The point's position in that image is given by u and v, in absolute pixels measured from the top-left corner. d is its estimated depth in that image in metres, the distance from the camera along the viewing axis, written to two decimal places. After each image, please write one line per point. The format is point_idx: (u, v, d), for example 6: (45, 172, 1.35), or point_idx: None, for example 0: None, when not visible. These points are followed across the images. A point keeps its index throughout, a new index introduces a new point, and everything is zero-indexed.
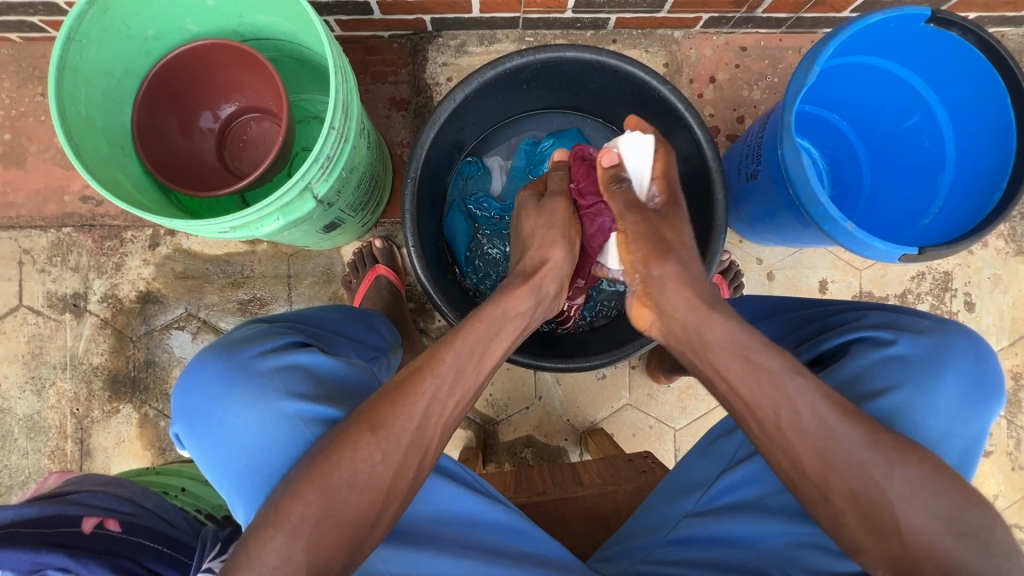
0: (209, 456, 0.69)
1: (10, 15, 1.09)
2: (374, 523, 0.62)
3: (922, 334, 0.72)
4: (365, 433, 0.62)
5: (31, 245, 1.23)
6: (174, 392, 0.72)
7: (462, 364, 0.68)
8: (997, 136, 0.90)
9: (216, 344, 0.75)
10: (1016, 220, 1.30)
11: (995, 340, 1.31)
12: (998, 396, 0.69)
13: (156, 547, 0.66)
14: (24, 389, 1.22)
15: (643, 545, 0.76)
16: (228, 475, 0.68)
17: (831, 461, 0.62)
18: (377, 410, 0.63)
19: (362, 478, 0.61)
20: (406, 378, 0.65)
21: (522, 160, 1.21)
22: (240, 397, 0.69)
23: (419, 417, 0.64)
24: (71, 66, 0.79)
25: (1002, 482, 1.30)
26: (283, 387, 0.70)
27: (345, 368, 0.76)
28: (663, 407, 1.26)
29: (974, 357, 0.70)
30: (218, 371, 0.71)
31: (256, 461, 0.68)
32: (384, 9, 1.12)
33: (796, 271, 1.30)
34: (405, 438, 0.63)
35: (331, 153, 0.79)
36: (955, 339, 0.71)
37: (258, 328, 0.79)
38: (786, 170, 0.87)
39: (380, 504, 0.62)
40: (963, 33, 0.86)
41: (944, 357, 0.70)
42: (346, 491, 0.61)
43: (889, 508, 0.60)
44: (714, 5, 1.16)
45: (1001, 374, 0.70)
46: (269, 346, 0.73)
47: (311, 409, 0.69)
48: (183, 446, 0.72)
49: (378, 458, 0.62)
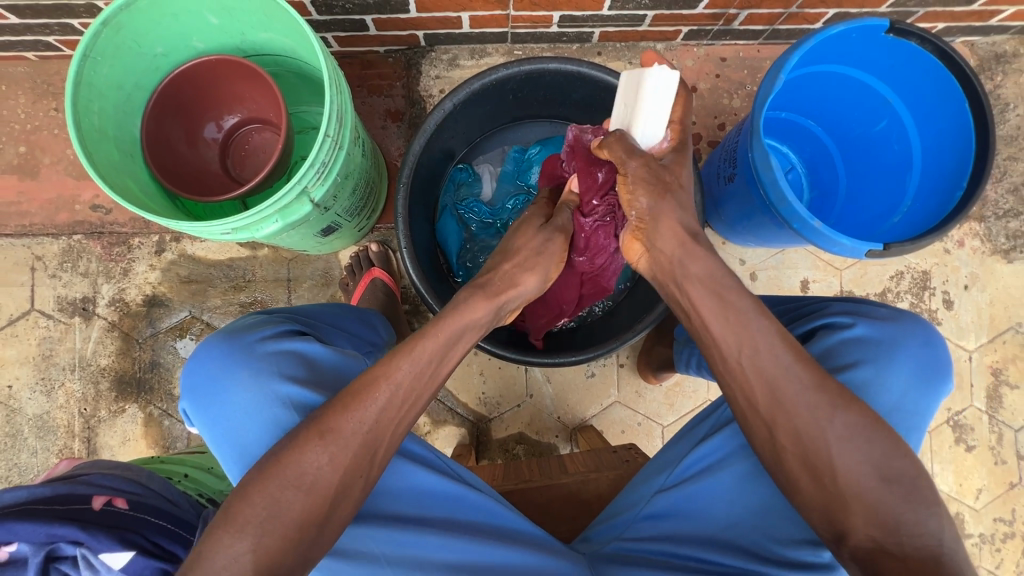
0: (210, 433, 0.74)
1: (27, 35, 1.16)
2: (324, 523, 0.65)
3: (879, 321, 0.77)
4: (313, 437, 0.66)
5: (43, 252, 1.28)
6: (182, 372, 0.77)
7: (419, 374, 0.72)
8: (958, 137, 0.95)
9: (222, 331, 0.80)
10: (990, 220, 1.35)
11: (973, 337, 1.34)
12: (946, 378, 0.74)
13: (160, 523, 0.70)
14: (33, 390, 1.27)
15: (620, 522, 0.80)
16: (226, 453, 0.74)
17: (795, 437, 0.66)
18: (329, 414, 0.68)
19: (308, 479, 0.65)
20: (360, 385, 0.69)
21: (511, 167, 1.27)
22: (239, 378, 0.74)
23: (369, 421, 0.68)
24: (86, 81, 0.85)
25: (985, 477, 1.33)
26: (279, 371, 0.74)
27: (337, 360, 0.80)
28: (651, 404, 1.30)
29: (923, 341, 0.75)
30: (222, 354, 0.76)
31: (251, 441, 0.72)
32: (378, 26, 1.19)
33: (778, 272, 1.34)
34: (353, 441, 0.67)
35: (326, 160, 0.84)
36: (907, 326, 0.76)
37: (259, 317, 0.84)
38: (757, 172, 0.92)
39: (327, 507, 0.66)
40: (921, 42, 0.92)
41: (896, 342, 0.74)
42: (292, 493, 0.64)
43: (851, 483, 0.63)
44: (692, 19, 1.22)
45: (947, 358, 0.75)
46: (268, 332, 0.79)
47: (303, 394, 0.73)
48: (189, 422, 0.77)
49: (325, 461, 0.65)
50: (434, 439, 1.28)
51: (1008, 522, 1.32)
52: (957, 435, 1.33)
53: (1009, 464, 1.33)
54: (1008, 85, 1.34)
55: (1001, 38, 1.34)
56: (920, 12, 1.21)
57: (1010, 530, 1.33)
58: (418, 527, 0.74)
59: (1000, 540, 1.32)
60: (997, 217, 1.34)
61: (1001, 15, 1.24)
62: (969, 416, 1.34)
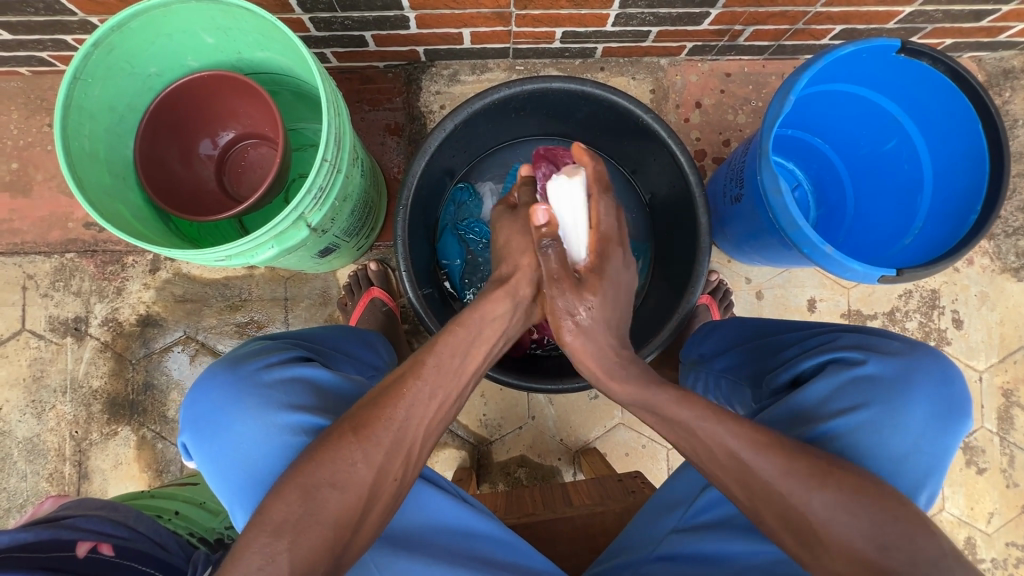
0: (213, 468, 0.70)
1: (20, 50, 1.14)
2: (356, 526, 0.63)
3: (891, 355, 0.75)
4: (347, 433, 0.64)
5: (35, 270, 1.26)
6: (184, 404, 0.74)
7: (443, 372, 0.70)
8: (971, 160, 0.93)
9: (224, 359, 0.78)
10: (1000, 238, 1.32)
11: (984, 357, 1.32)
12: (965, 416, 0.71)
13: (147, 570, 0.68)
14: (24, 413, 1.24)
15: (629, 562, 0.77)
16: (232, 487, 0.70)
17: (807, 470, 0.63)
18: (361, 413, 0.66)
19: (342, 477, 0.62)
20: (391, 387, 0.68)
21: (512, 185, 1.23)
22: (244, 409, 0.71)
23: (400, 420, 0.66)
24: (77, 104, 0.82)
25: (997, 499, 1.30)
26: (285, 402, 0.71)
27: (345, 386, 0.77)
28: (655, 426, 1.27)
29: (941, 377, 0.73)
30: (226, 384, 0.73)
31: (260, 473, 0.69)
32: (378, 41, 1.17)
33: (784, 290, 1.32)
34: (385, 437, 0.65)
35: (324, 184, 0.82)
36: (922, 361, 0.74)
37: (263, 343, 0.81)
38: (766, 196, 0.90)
39: (361, 508, 0.63)
40: (933, 62, 0.89)
41: (911, 378, 0.72)
42: (326, 491, 0.62)
43: (862, 519, 0.61)
44: (697, 35, 1.20)
45: (966, 395, 0.73)
46: (275, 359, 0.76)
47: (311, 423, 0.70)
48: (190, 455, 0.75)
49: (359, 459, 0.63)
50: (433, 462, 1.25)
51: (1021, 547, 1.29)
52: (968, 457, 1.31)
53: (1021, 486, 1.30)
54: (1016, 101, 1.32)
55: (1009, 54, 1.32)
56: (928, 29, 1.19)
57: None
58: (430, 558, 0.71)
59: (1013, 565, 1.29)
60: (1007, 235, 1.32)
61: (1009, 31, 1.22)
62: (980, 438, 1.31)
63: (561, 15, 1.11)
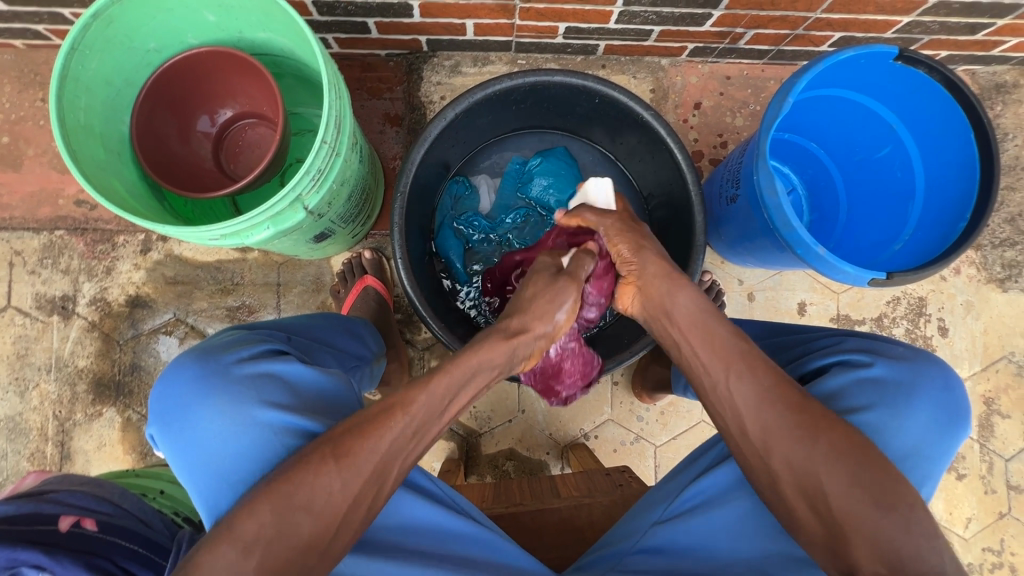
0: (177, 462, 0.69)
1: (15, 22, 1.12)
2: (324, 550, 0.63)
3: (897, 360, 0.76)
4: (328, 459, 0.63)
5: (22, 247, 1.24)
6: (150, 395, 0.72)
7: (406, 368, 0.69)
8: (965, 171, 0.94)
9: (196, 349, 0.75)
10: (987, 249, 1.35)
11: (967, 365, 1.34)
12: (963, 424, 0.72)
13: (131, 547, 0.68)
14: (7, 391, 1.22)
15: (613, 553, 0.77)
16: (201, 481, 0.68)
17: (779, 452, 0.66)
18: (342, 439, 0.65)
19: (319, 504, 0.62)
20: (375, 413, 0.67)
21: (510, 178, 1.25)
22: (211, 403, 0.69)
23: (383, 450, 0.65)
24: (73, 75, 0.81)
25: (975, 506, 1.32)
26: (259, 394, 0.70)
27: (322, 375, 0.76)
28: (644, 423, 1.28)
29: (942, 384, 0.73)
30: (194, 375, 0.71)
31: (228, 466, 0.68)
32: (381, 29, 1.17)
33: (776, 293, 1.33)
34: (367, 469, 0.64)
35: (322, 166, 0.82)
36: (925, 367, 0.75)
37: (238, 334, 0.78)
38: (762, 196, 0.91)
39: (333, 530, 0.63)
40: (929, 71, 0.91)
41: (915, 383, 0.73)
42: (301, 515, 0.62)
43: (830, 497, 0.63)
44: (699, 36, 1.21)
45: (966, 402, 0.74)
46: (247, 352, 0.74)
47: (286, 413, 0.69)
48: (157, 447, 0.72)
49: (337, 487, 0.63)
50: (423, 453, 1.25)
51: (996, 552, 1.32)
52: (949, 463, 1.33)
53: (999, 493, 1.33)
54: (1007, 114, 1.35)
55: (1002, 68, 1.35)
56: (924, 39, 1.21)
57: (999, 562, 1.32)
58: (408, 558, 0.71)
59: (989, 571, 1.31)
60: (993, 246, 1.35)
61: (1003, 46, 1.24)
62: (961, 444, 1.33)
63: (565, 10, 1.11)
